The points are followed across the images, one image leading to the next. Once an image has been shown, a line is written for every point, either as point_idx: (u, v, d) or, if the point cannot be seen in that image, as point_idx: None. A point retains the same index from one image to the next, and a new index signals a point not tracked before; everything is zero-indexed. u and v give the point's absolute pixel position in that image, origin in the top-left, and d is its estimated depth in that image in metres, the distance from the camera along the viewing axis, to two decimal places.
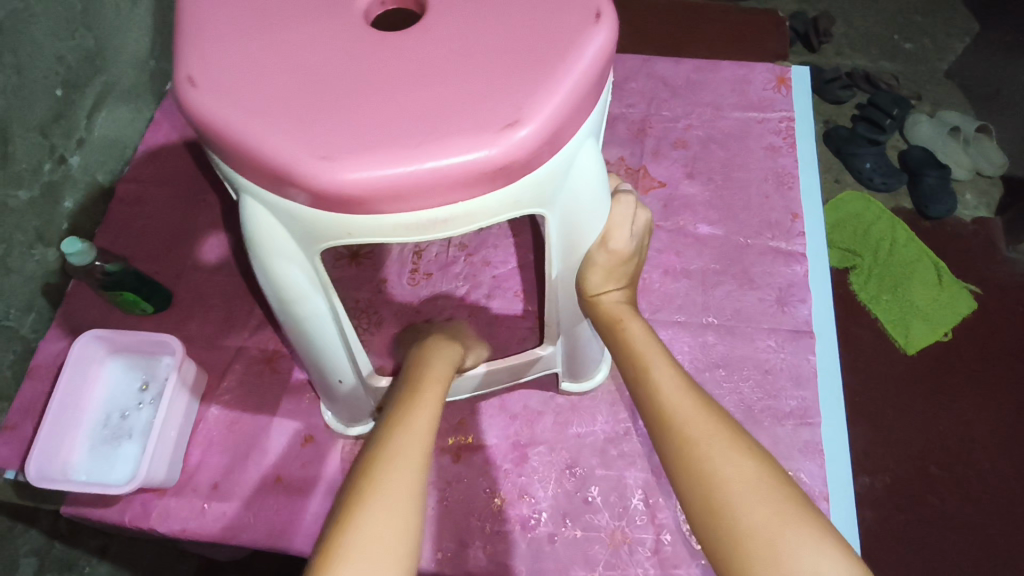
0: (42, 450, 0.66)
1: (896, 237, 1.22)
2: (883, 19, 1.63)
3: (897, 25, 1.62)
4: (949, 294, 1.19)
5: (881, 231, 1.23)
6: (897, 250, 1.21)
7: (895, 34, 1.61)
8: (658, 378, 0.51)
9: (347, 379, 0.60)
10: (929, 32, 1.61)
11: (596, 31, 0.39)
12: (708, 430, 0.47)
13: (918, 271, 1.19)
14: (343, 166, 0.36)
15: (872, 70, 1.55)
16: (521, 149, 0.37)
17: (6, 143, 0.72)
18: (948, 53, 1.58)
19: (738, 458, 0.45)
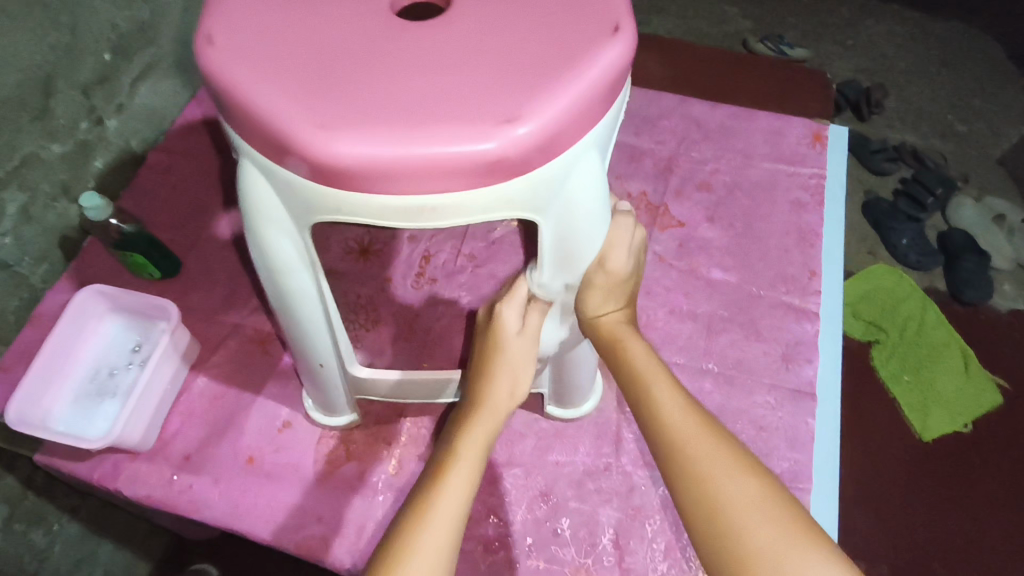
0: (25, 394, 0.67)
1: (925, 317, 1.16)
2: (938, 98, 1.61)
3: (951, 105, 1.60)
4: (974, 384, 1.14)
5: (911, 309, 1.17)
6: (926, 332, 1.15)
7: (948, 114, 1.58)
8: (664, 401, 0.50)
9: (328, 363, 0.60)
10: (984, 116, 1.58)
11: (611, 45, 0.39)
12: (710, 450, 0.46)
13: (945, 355, 1.14)
14: (337, 139, 0.36)
15: (921, 147, 1.53)
16: (515, 148, 0.36)
17: (49, 97, 0.75)
18: (1000, 140, 1.55)
19: (739, 477, 0.45)
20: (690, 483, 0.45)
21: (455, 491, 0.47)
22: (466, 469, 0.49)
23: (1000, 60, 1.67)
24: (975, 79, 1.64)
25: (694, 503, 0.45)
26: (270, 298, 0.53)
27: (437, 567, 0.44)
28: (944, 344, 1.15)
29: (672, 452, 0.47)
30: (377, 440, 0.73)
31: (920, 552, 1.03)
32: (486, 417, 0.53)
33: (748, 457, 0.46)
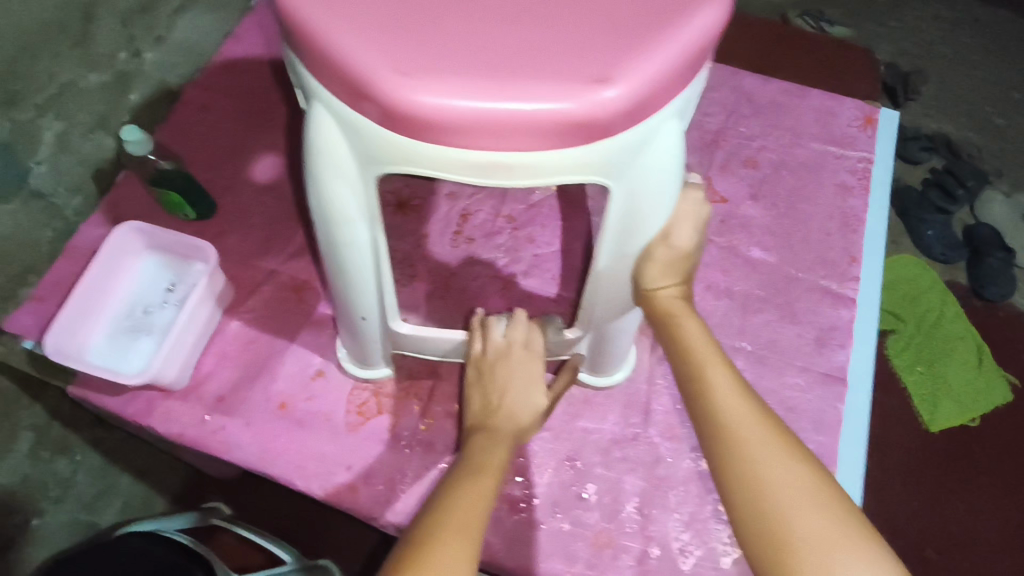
0: (64, 326, 0.67)
1: (944, 310, 1.17)
2: (978, 87, 1.57)
3: (991, 95, 1.56)
4: (985, 378, 1.14)
5: (931, 301, 1.18)
6: (945, 324, 1.16)
7: (987, 104, 1.55)
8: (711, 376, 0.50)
9: (370, 317, 0.60)
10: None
11: (708, 6, 0.37)
12: (758, 434, 0.46)
13: (960, 350, 1.14)
14: (420, 88, 0.35)
15: (955, 137, 1.50)
16: (603, 110, 0.35)
17: (88, 23, 0.73)
18: None
19: (782, 460, 0.45)
20: (730, 461, 0.46)
21: (486, 482, 0.51)
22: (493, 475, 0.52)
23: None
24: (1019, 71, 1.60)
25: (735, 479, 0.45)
26: (321, 247, 0.52)
27: (467, 546, 0.45)
28: (960, 338, 1.16)
29: (717, 431, 0.48)
30: (410, 395, 0.73)
31: (920, 539, 1.05)
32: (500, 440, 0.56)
33: (797, 448, 0.46)
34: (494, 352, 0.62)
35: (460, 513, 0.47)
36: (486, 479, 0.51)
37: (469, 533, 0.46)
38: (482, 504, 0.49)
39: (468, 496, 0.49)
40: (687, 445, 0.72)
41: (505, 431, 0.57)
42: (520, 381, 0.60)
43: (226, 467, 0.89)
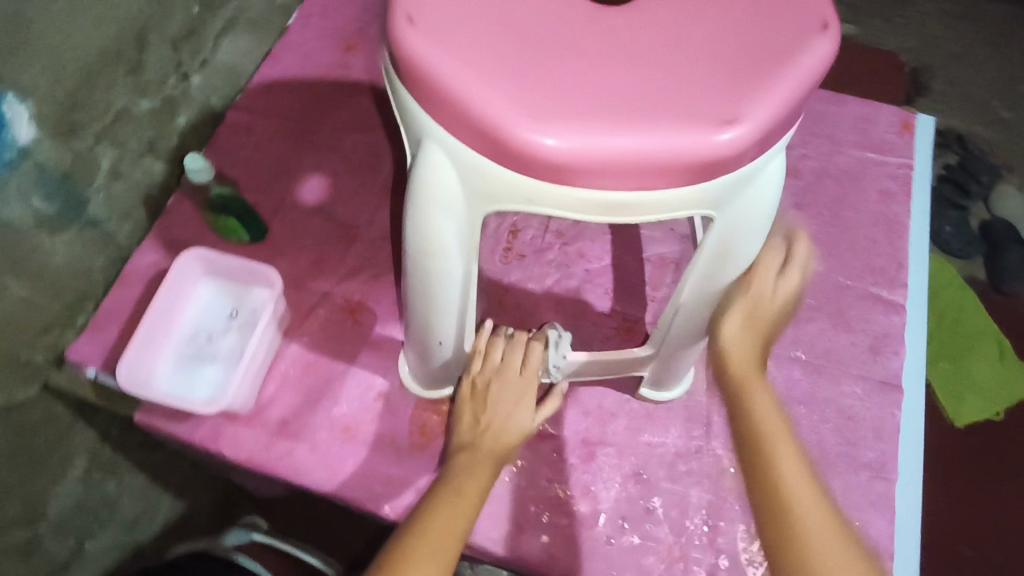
0: (133, 356, 0.67)
1: (964, 305, 1.16)
2: (987, 82, 1.58)
3: (1000, 89, 1.57)
4: (1009, 373, 1.12)
5: (950, 298, 1.17)
6: (963, 321, 1.15)
7: (996, 98, 1.56)
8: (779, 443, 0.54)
9: (446, 342, 0.60)
10: None
11: (822, 39, 0.38)
12: (816, 513, 0.50)
13: (978, 343, 1.13)
14: (556, 133, 0.35)
15: (965, 132, 1.51)
16: (732, 150, 0.36)
17: (141, 50, 0.73)
18: None
19: (837, 542, 0.49)
20: (794, 546, 0.49)
21: (464, 511, 0.53)
22: (474, 500, 0.55)
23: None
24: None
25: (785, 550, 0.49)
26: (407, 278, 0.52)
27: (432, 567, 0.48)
28: (980, 333, 1.15)
29: (776, 504, 0.51)
30: None
31: (949, 534, 1.06)
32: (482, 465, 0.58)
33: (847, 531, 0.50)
34: (490, 372, 0.62)
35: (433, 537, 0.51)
36: (466, 502, 0.54)
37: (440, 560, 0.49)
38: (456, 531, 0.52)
39: (443, 517, 0.52)
40: None
41: (490, 451, 0.59)
42: (506, 403, 0.61)
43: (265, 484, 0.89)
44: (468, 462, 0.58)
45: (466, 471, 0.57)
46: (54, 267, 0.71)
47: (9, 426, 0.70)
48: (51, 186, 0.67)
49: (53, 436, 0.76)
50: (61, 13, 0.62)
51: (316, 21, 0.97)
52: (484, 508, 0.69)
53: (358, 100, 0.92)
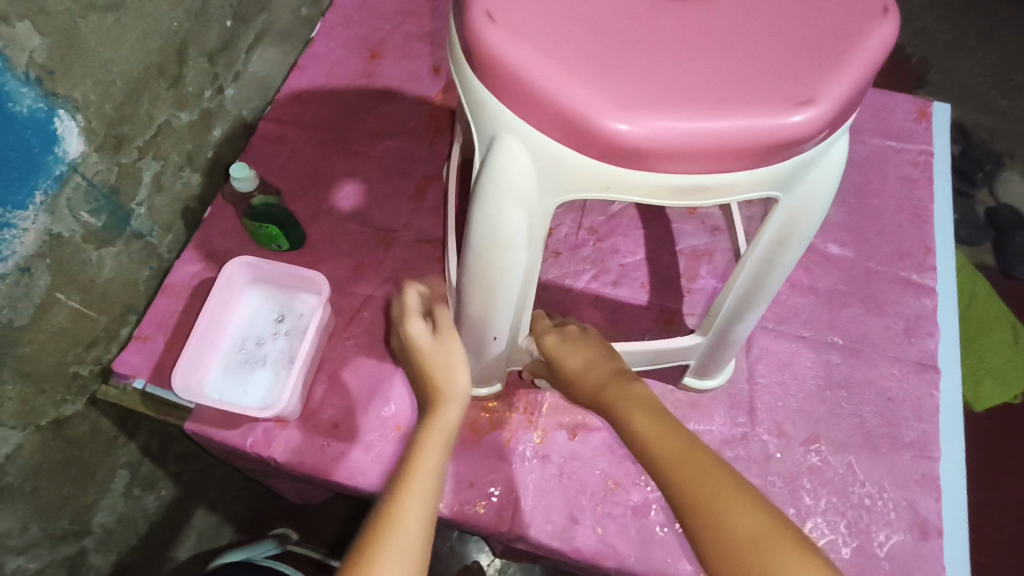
0: (187, 364, 0.68)
1: (977, 291, 1.18)
2: (984, 71, 1.61)
3: (997, 78, 1.60)
4: None
5: (962, 284, 1.19)
6: (977, 305, 1.18)
7: (993, 88, 1.59)
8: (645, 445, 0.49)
9: (501, 336, 0.61)
10: None
11: (884, 23, 0.39)
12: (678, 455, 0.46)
13: (995, 327, 1.15)
14: (641, 121, 0.37)
15: (966, 121, 1.54)
16: (809, 130, 0.37)
17: (182, 64, 0.74)
18: None
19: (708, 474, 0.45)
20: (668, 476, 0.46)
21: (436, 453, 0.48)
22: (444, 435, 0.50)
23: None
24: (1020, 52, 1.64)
25: (701, 540, 0.42)
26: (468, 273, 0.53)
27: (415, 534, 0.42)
28: (995, 317, 1.17)
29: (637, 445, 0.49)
30: (520, 409, 0.74)
31: (974, 516, 1.07)
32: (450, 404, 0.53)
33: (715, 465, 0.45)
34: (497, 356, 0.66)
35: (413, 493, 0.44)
36: (437, 446, 0.49)
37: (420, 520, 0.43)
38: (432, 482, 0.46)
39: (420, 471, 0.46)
40: (796, 440, 0.74)
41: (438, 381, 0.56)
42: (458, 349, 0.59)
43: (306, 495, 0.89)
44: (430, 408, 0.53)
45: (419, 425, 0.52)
46: (102, 280, 0.72)
47: (60, 439, 0.71)
48: (100, 199, 0.68)
49: (99, 450, 0.76)
50: (111, 29, 0.63)
51: (340, 32, 0.99)
52: (538, 501, 0.70)
53: (387, 108, 0.94)
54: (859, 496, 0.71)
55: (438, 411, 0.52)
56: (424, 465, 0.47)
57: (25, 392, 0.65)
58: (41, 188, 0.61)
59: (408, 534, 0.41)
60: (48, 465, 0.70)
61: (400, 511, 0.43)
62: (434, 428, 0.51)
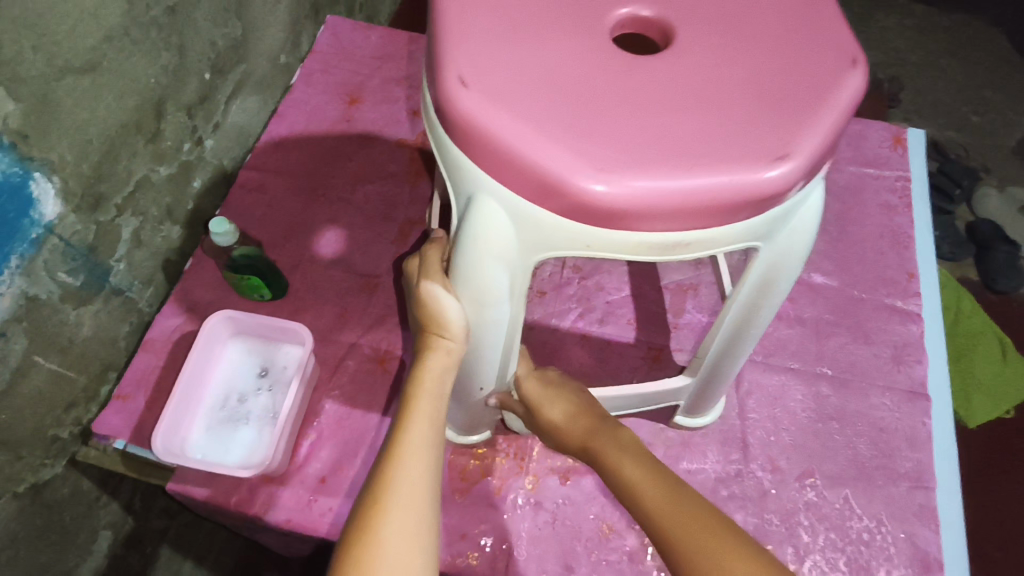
0: (168, 425, 0.67)
1: (962, 308, 1.19)
2: (955, 90, 1.64)
3: (968, 97, 1.63)
4: (1013, 370, 1.15)
5: (948, 301, 1.20)
6: (963, 322, 1.18)
7: (965, 106, 1.62)
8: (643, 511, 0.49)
9: (488, 387, 0.60)
10: (1000, 107, 1.62)
11: (853, 74, 0.40)
12: (656, 490, 0.50)
13: (982, 344, 1.16)
14: (617, 182, 0.36)
15: (941, 139, 1.56)
16: (784, 183, 0.37)
17: (159, 120, 0.74)
18: (1017, 130, 1.59)
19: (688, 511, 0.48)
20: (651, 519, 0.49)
21: (422, 419, 0.49)
22: (429, 398, 0.51)
23: (1009, 51, 1.71)
24: (988, 70, 1.68)
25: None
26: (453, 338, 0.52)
27: (411, 516, 0.44)
28: (981, 333, 1.17)
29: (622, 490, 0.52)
30: (509, 455, 0.73)
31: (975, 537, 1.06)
32: (437, 359, 0.52)
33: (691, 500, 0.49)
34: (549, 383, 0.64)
35: (410, 467, 0.46)
36: (426, 410, 0.50)
37: (415, 503, 0.45)
38: (427, 451, 0.48)
39: (411, 441, 0.48)
40: (791, 475, 0.73)
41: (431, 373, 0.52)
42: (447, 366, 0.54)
43: (296, 551, 0.85)
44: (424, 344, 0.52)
45: (415, 360, 0.53)
46: (80, 340, 0.71)
47: (38, 505, 0.69)
48: (77, 260, 0.67)
49: (80, 512, 0.74)
50: (86, 90, 0.63)
51: (319, 78, 0.99)
52: (531, 550, 0.68)
53: (368, 153, 0.94)
54: (857, 531, 0.70)
55: (434, 349, 0.52)
56: (417, 434, 0.48)
57: (1, 459, 0.63)
58: (16, 252, 0.60)
59: (411, 496, 0.45)
60: (25, 533, 0.67)
61: (402, 473, 0.46)
62: (426, 374, 0.51)
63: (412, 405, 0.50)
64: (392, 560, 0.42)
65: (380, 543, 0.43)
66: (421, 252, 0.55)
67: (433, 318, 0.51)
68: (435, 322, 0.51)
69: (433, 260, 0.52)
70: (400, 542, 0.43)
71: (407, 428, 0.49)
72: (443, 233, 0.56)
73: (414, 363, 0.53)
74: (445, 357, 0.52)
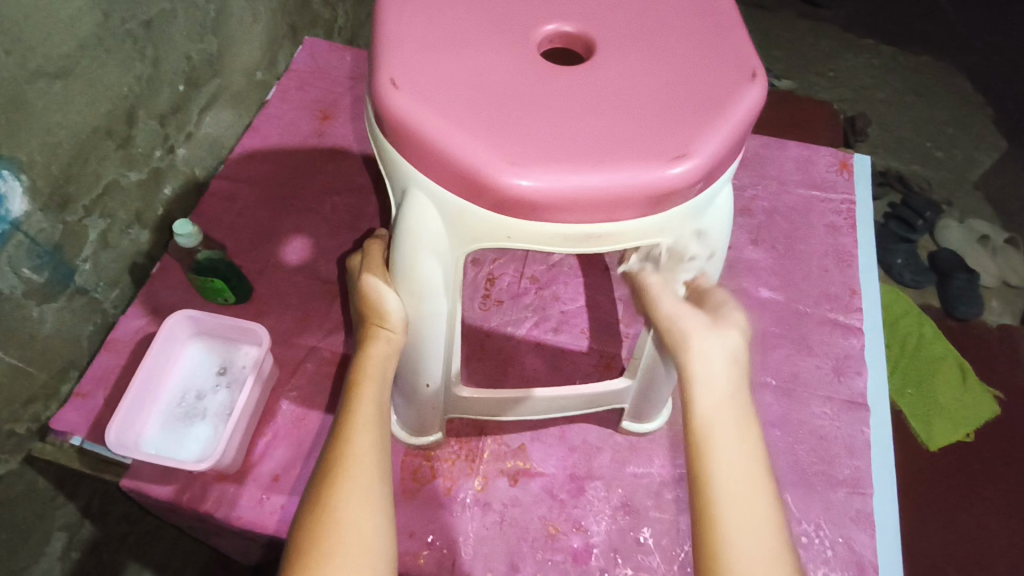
0: (122, 419, 0.68)
1: (923, 334, 1.24)
2: (915, 126, 1.72)
3: (927, 132, 1.71)
4: (973, 396, 1.19)
5: (910, 327, 1.25)
6: (924, 347, 1.22)
7: (924, 141, 1.69)
8: (717, 419, 0.48)
9: (434, 384, 0.62)
10: (958, 143, 1.70)
11: (752, 86, 0.44)
12: (733, 414, 0.48)
13: (943, 369, 1.20)
14: (530, 175, 0.40)
15: (903, 171, 1.63)
16: (685, 181, 0.41)
17: (131, 126, 0.77)
18: (974, 166, 1.66)
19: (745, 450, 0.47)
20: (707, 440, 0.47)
21: (367, 399, 0.52)
22: (375, 381, 0.53)
23: (969, 91, 1.80)
24: (947, 108, 1.76)
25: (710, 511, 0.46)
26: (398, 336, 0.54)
27: (367, 487, 0.47)
28: (942, 359, 1.22)
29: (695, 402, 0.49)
30: (461, 457, 0.75)
31: (935, 558, 1.06)
32: (380, 347, 0.54)
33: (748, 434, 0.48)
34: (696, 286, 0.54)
35: (363, 445, 0.49)
36: (372, 391, 0.52)
37: (369, 476, 0.48)
38: (378, 428, 0.51)
39: (360, 420, 0.50)
40: None
41: (374, 366, 0.53)
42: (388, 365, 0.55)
43: (250, 556, 0.84)
44: (365, 334, 0.54)
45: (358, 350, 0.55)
46: (42, 336, 0.72)
47: None
48: (42, 256, 0.69)
49: (34, 511, 0.75)
50: (58, 93, 0.66)
51: (294, 95, 1.03)
52: (477, 550, 0.70)
53: (337, 166, 0.97)
54: (796, 535, 0.72)
55: (374, 339, 0.54)
56: (367, 414, 0.51)
57: None
58: None
59: (361, 473, 0.48)
60: None
61: (352, 452, 0.48)
62: (369, 361, 0.53)
63: (359, 389, 0.52)
64: (350, 532, 0.45)
65: (336, 517, 0.46)
66: (364, 249, 0.58)
67: (373, 310, 0.53)
68: (378, 314, 0.53)
69: (376, 255, 0.56)
70: (358, 513, 0.46)
71: (355, 409, 0.51)
72: (386, 233, 0.60)
73: (356, 355, 0.54)
74: (385, 347, 0.53)
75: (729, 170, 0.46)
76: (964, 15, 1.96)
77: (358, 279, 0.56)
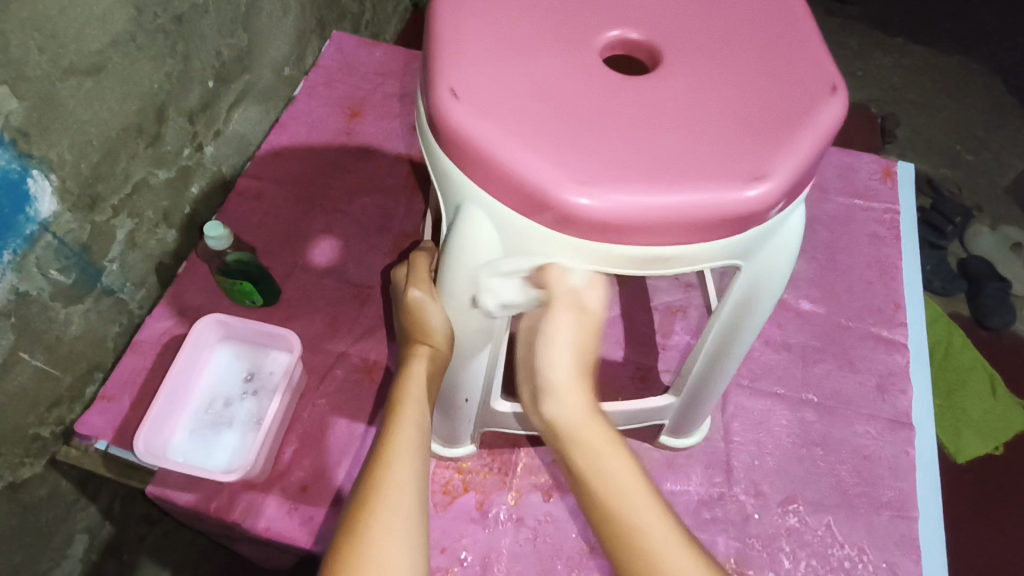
0: (151, 426, 0.67)
1: (952, 342, 1.19)
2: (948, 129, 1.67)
3: (961, 136, 1.66)
4: (1003, 407, 1.15)
5: (938, 334, 1.20)
6: (954, 356, 1.18)
7: (957, 144, 1.65)
8: (576, 433, 0.49)
9: (473, 399, 0.61)
10: (992, 147, 1.65)
11: (833, 102, 0.41)
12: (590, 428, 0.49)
13: (973, 379, 1.15)
14: (600, 196, 0.37)
15: (934, 176, 1.59)
16: (763, 203, 0.38)
17: (161, 124, 0.75)
18: (1009, 171, 1.61)
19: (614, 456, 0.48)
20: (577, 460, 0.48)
21: (408, 421, 0.50)
22: (415, 403, 0.51)
23: (1002, 93, 1.75)
24: (981, 111, 1.71)
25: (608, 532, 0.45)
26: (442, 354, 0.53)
27: (403, 514, 0.44)
28: (972, 368, 1.17)
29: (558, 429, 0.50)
30: (493, 469, 0.73)
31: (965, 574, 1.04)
32: (422, 367, 0.52)
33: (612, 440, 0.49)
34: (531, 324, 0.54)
35: (402, 468, 0.46)
36: (412, 413, 0.50)
37: (405, 503, 0.45)
38: (417, 452, 0.48)
39: (400, 443, 0.48)
40: (774, 500, 0.73)
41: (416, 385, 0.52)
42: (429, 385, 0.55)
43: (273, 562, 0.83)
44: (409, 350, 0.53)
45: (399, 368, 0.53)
46: (68, 338, 0.71)
47: (15, 505, 0.69)
48: (70, 257, 0.68)
49: (57, 514, 0.74)
50: (89, 92, 0.64)
51: (322, 91, 1.01)
52: (510, 567, 0.68)
53: (366, 166, 0.95)
54: (839, 559, 0.70)
55: (417, 357, 0.53)
56: (407, 435, 0.49)
57: None
58: (9, 248, 0.61)
59: (398, 499, 0.45)
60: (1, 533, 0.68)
61: (389, 476, 0.46)
62: (410, 380, 0.52)
63: (399, 411, 0.50)
64: (382, 560, 0.42)
65: (369, 544, 0.42)
66: (409, 260, 0.57)
67: (418, 325, 0.52)
68: (423, 331, 0.52)
69: (422, 268, 0.54)
70: (392, 541, 0.43)
71: (395, 432, 0.49)
72: (430, 245, 0.59)
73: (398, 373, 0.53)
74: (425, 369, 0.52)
75: (803, 189, 0.43)
76: (1001, 15, 1.90)
77: (402, 292, 0.54)
